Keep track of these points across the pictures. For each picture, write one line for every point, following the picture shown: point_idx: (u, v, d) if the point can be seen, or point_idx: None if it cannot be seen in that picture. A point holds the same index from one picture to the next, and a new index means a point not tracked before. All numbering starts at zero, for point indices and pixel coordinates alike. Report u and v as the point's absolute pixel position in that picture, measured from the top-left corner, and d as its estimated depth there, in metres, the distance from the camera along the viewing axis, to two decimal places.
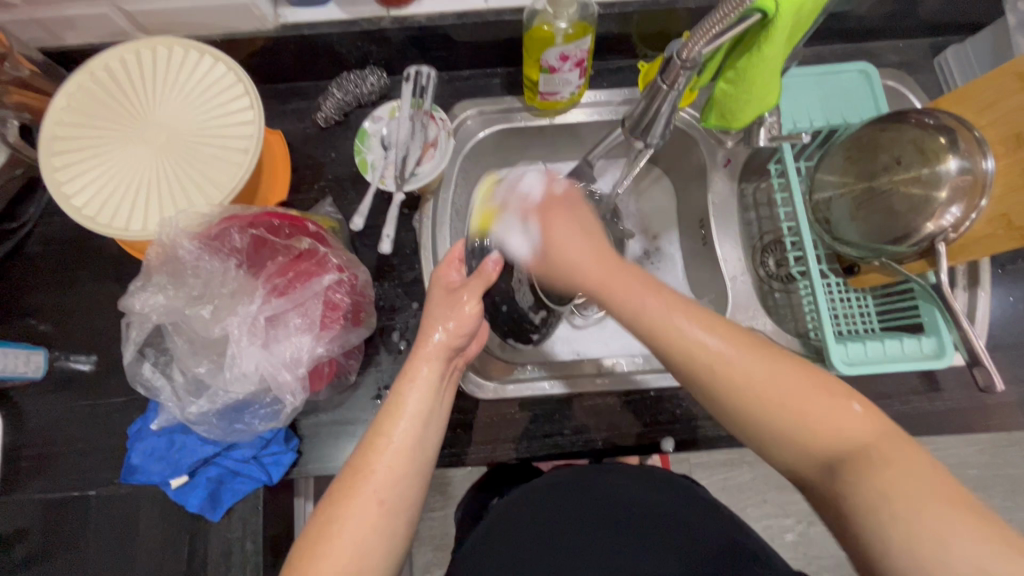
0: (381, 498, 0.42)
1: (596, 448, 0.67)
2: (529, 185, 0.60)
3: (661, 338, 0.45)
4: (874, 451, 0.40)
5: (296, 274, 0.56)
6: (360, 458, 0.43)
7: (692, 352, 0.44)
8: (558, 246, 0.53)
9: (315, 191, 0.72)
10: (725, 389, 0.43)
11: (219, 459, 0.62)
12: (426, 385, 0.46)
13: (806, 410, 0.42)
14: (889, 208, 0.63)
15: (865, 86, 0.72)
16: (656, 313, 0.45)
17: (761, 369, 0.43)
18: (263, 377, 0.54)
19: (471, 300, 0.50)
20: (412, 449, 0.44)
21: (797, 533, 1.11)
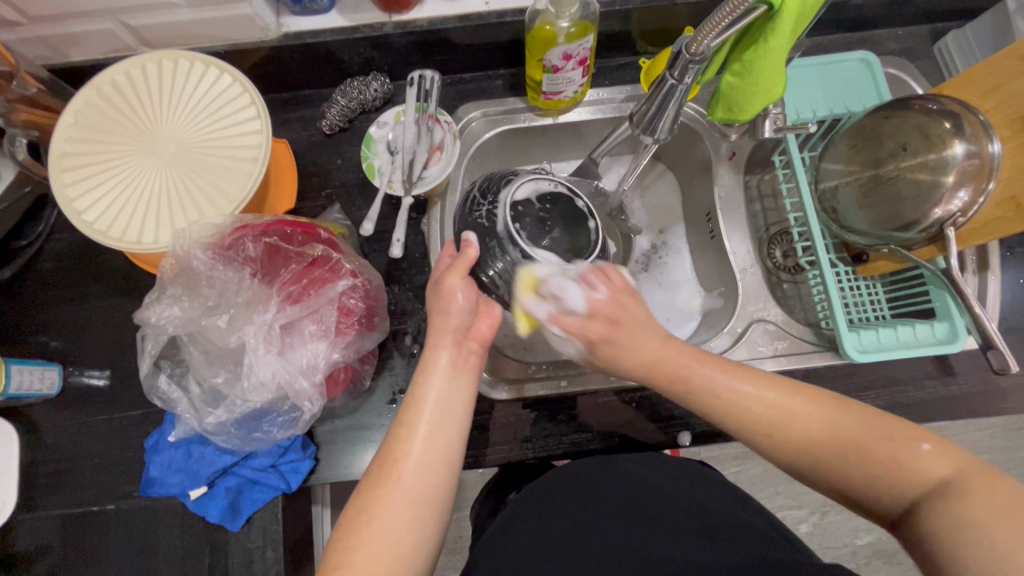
0: (412, 489, 0.42)
1: (613, 445, 0.67)
2: (573, 298, 0.51)
3: (715, 406, 0.47)
4: (952, 488, 0.39)
5: (310, 281, 0.56)
6: (387, 450, 0.43)
7: (752, 410, 0.46)
8: (607, 335, 0.51)
9: (323, 199, 0.72)
10: (789, 442, 0.45)
11: (237, 469, 0.62)
12: (447, 371, 0.46)
13: (874, 460, 0.42)
14: (896, 194, 0.63)
15: (866, 75, 0.73)
16: (712, 377, 0.47)
17: (818, 422, 0.44)
18: (280, 385, 0.54)
19: (456, 282, 0.48)
20: (439, 436, 0.44)
21: (812, 524, 1.11)
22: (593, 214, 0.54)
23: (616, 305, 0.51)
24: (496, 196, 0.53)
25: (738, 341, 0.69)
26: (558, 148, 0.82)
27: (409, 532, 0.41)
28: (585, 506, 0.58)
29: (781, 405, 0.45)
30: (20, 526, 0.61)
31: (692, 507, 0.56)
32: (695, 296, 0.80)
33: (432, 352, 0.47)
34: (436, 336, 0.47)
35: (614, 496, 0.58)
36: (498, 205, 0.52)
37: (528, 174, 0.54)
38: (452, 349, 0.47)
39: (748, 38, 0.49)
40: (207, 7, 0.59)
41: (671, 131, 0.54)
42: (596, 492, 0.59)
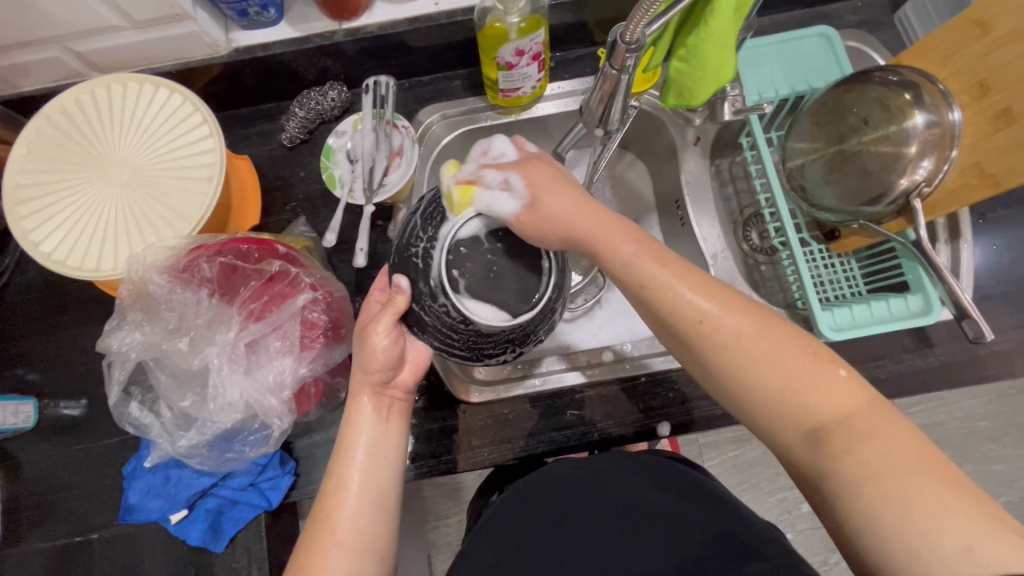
0: (350, 539, 0.42)
1: (594, 440, 0.67)
2: (499, 148, 0.50)
3: (648, 292, 0.45)
4: (852, 422, 0.40)
5: (272, 296, 0.56)
6: (323, 503, 0.44)
7: (684, 314, 0.44)
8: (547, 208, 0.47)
9: (288, 212, 0.71)
10: (714, 351, 0.44)
11: (216, 490, 0.62)
12: (373, 422, 0.47)
13: (789, 378, 0.42)
14: (862, 168, 0.63)
15: (826, 50, 0.72)
16: (656, 282, 0.45)
17: (751, 328, 0.43)
18: (249, 404, 0.54)
19: (381, 335, 0.46)
20: (374, 482, 0.45)
21: (812, 503, 1.11)
22: (549, 255, 0.46)
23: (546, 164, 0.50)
24: (435, 233, 0.45)
25: None
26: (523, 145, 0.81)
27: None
28: (552, 522, 0.56)
29: (716, 311, 0.44)
30: (4, 561, 0.61)
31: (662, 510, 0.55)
32: None
33: (356, 405, 0.47)
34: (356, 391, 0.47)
35: (583, 507, 0.57)
36: (436, 244, 0.44)
37: (479, 206, 0.45)
38: (373, 399, 0.47)
39: (692, 21, 0.49)
40: (152, 27, 0.59)
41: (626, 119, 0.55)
42: (563, 505, 0.57)
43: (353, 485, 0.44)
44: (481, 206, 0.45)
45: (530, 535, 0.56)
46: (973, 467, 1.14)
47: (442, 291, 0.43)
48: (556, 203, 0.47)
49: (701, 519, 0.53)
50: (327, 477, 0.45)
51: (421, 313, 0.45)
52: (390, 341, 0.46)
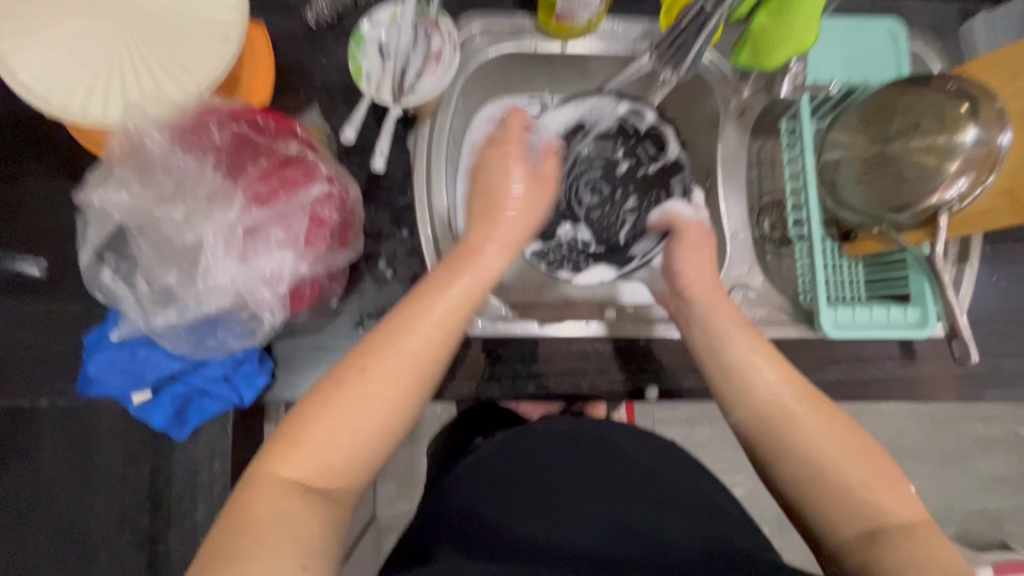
0: (408, 372, 0.45)
1: (582, 392, 0.66)
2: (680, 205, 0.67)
3: (735, 370, 0.53)
4: (912, 529, 0.43)
5: (281, 181, 0.50)
6: (402, 320, 0.47)
7: (759, 390, 0.51)
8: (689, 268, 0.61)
9: (301, 100, 0.66)
10: (775, 431, 0.49)
11: (185, 378, 0.59)
12: (476, 275, 0.51)
13: (867, 480, 0.46)
14: (898, 173, 0.62)
15: (889, 46, 0.70)
16: (737, 351, 0.53)
17: (818, 428, 0.48)
18: (239, 293, 0.50)
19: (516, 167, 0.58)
20: (446, 333, 0.47)
21: (746, 489, 1.18)
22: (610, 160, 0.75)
23: (701, 238, 0.63)
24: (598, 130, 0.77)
25: None
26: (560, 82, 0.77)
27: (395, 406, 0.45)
28: (543, 463, 0.54)
29: (802, 412, 0.49)
30: None
31: (656, 479, 0.54)
32: None
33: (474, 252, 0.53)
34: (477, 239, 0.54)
35: (583, 454, 0.55)
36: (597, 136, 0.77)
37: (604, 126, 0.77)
38: (469, 278, 0.50)
39: None
40: None
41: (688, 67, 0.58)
42: (566, 455, 0.54)
43: (431, 327, 0.47)
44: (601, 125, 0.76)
45: (522, 467, 0.53)
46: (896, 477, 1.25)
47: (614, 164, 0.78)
48: (695, 258, 0.61)
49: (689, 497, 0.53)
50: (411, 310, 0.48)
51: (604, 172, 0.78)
52: (523, 176, 0.58)
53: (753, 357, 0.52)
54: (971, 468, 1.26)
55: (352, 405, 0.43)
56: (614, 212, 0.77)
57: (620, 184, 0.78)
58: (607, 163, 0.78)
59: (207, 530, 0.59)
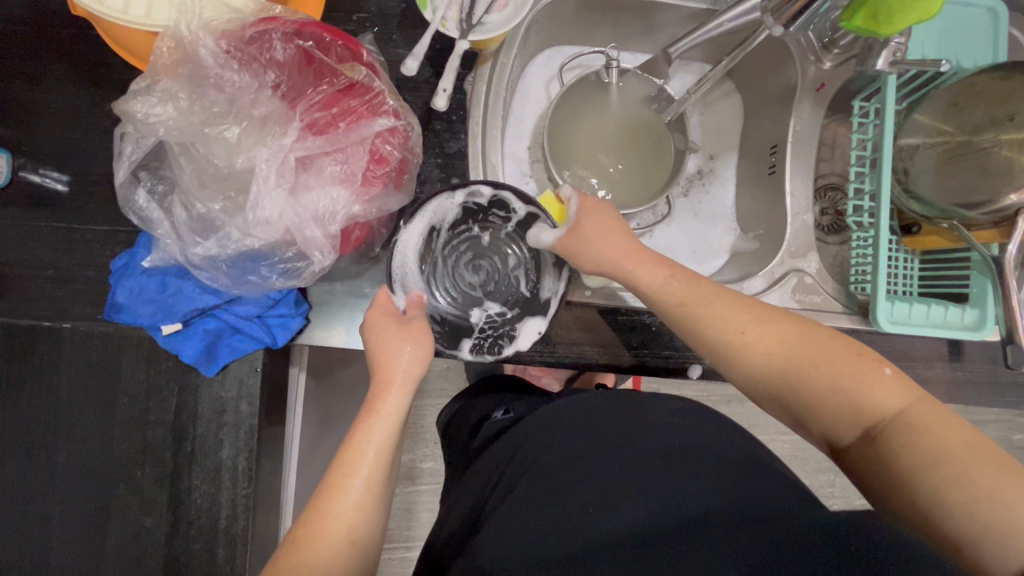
0: (345, 547, 0.40)
1: (624, 366, 0.62)
2: (568, 193, 0.55)
3: (670, 310, 0.49)
4: (909, 412, 0.40)
5: (343, 111, 0.46)
6: (323, 497, 0.41)
7: (718, 332, 0.47)
8: (593, 242, 0.52)
9: (354, 23, 0.60)
10: (737, 367, 0.47)
11: (218, 312, 0.56)
12: (394, 418, 0.44)
13: (839, 377, 0.42)
14: (981, 167, 0.59)
15: (989, 26, 0.65)
16: (677, 287, 0.49)
17: (777, 344, 0.46)
18: (287, 229, 0.47)
19: (403, 343, 0.46)
20: (375, 494, 0.41)
21: None
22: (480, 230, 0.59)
23: (598, 209, 0.54)
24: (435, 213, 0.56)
25: (771, 287, 0.66)
26: (626, 32, 0.72)
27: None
28: (547, 458, 0.52)
29: (752, 331, 0.46)
30: None
31: (673, 438, 0.51)
32: (728, 234, 0.76)
33: (386, 387, 0.45)
34: (378, 383, 0.45)
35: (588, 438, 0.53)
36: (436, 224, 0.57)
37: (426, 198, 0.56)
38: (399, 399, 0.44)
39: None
40: None
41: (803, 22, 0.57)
42: (573, 445, 0.53)
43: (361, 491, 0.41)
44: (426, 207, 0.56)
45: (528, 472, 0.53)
46: None
47: (466, 224, 0.58)
48: (593, 250, 0.52)
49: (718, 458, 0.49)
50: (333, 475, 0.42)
51: (468, 238, 0.58)
52: (413, 351, 0.46)
53: (684, 300, 0.48)
54: None
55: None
56: (503, 279, 0.59)
57: (495, 252, 0.59)
58: (468, 242, 0.58)
59: (231, 470, 0.58)
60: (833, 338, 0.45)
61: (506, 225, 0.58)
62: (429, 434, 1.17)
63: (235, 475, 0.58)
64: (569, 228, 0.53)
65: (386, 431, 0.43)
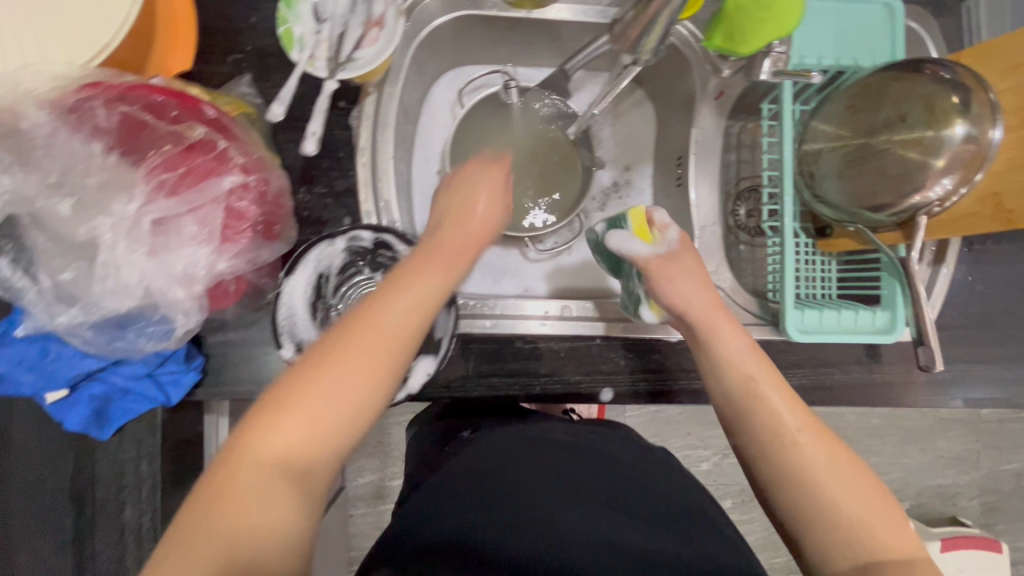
0: (347, 406, 0.39)
1: (533, 393, 0.61)
2: (661, 217, 0.54)
3: (730, 380, 0.49)
4: (912, 566, 0.40)
5: (192, 169, 0.44)
6: (254, 435, 0.37)
7: (769, 412, 0.47)
8: (669, 279, 0.52)
9: (230, 65, 0.59)
10: (770, 457, 0.46)
11: (105, 375, 0.54)
12: (372, 343, 0.40)
13: (867, 509, 0.42)
14: (881, 169, 0.58)
15: (886, 22, 0.63)
16: (737, 356, 0.50)
17: (827, 461, 0.44)
18: (148, 292, 0.45)
19: (400, 292, 0.43)
20: (404, 341, 0.41)
21: (711, 463, 1.24)
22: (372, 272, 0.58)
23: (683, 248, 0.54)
24: (319, 261, 0.56)
25: None
26: (525, 49, 0.71)
27: (336, 423, 0.39)
28: (512, 470, 0.50)
29: (805, 439, 0.45)
30: None
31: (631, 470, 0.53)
32: None
33: (422, 268, 0.45)
34: (448, 250, 0.48)
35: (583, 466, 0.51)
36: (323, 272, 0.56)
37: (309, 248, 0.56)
38: (383, 338, 0.41)
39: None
40: None
41: (653, 53, 0.52)
42: (546, 456, 0.52)
43: (400, 313, 0.41)
44: (310, 256, 0.56)
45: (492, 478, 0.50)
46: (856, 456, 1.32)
47: (355, 268, 0.58)
48: (682, 286, 0.53)
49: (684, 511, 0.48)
50: (373, 299, 0.42)
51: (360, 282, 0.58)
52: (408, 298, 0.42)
53: (760, 377, 0.48)
54: (929, 447, 1.35)
55: (279, 479, 0.37)
56: None
57: None
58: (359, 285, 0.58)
59: (135, 533, 0.57)
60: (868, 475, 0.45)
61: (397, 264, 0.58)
62: (391, 454, 1.17)
63: (140, 537, 0.57)
64: (660, 254, 0.53)
65: (432, 285, 0.44)
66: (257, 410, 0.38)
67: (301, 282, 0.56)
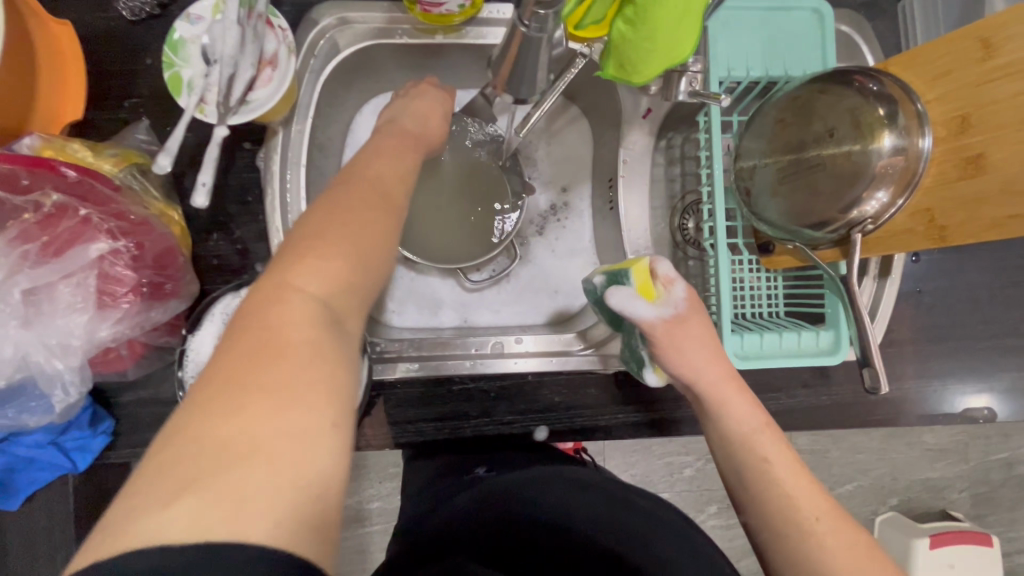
0: (314, 365, 0.29)
1: (463, 436, 0.59)
2: (664, 269, 0.47)
3: (745, 459, 0.46)
4: None
5: (55, 237, 0.41)
6: (221, 394, 0.27)
7: (783, 492, 0.44)
8: (676, 341, 0.47)
9: (126, 111, 0.56)
10: (789, 534, 0.43)
11: (5, 447, 0.51)
12: (329, 269, 0.33)
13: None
14: (813, 186, 0.55)
15: (816, 30, 0.61)
16: (748, 425, 0.47)
17: (846, 552, 0.42)
18: (25, 366, 0.43)
19: (338, 224, 0.35)
20: (348, 286, 0.33)
21: (696, 469, 1.09)
22: None
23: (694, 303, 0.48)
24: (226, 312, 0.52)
25: None
26: (448, 72, 0.68)
27: (310, 389, 0.28)
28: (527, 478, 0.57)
29: (824, 529, 0.42)
30: None
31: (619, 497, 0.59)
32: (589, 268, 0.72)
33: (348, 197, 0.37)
34: (370, 188, 0.38)
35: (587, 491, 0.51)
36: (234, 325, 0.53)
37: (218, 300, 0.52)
38: (337, 260, 0.33)
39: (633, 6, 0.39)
40: None
41: (541, 92, 0.46)
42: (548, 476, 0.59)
43: (318, 279, 0.32)
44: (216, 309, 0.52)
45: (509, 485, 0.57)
46: (838, 454, 1.21)
47: None
48: (691, 354, 0.48)
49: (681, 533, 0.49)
50: (285, 258, 0.33)
51: None
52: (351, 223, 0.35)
53: (774, 460, 0.45)
54: (916, 441, 1.24)
55: (260, 470, 0.25)
56: None
57: None
58: None
59: None
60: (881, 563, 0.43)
61: None
62: None
63: None
64: (673, 315, 0.47)
65: (374, 220, 0.36)
66: (177, 434, 0.26)
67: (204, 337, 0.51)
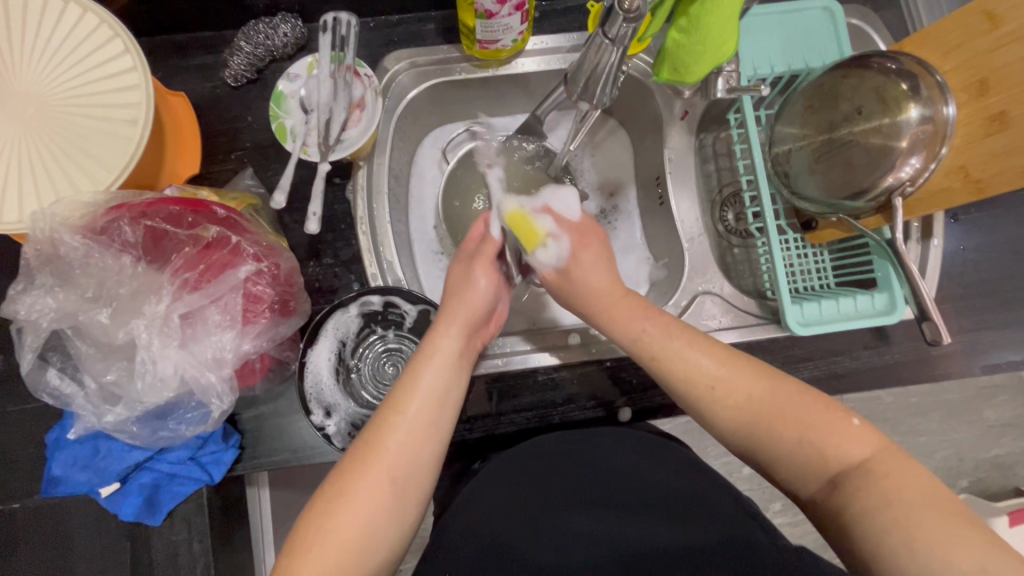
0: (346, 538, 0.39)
1: (553, 423, 0.64)
2: (565, 205, 0.57)
3: (644, 350, 0.50)
4: (871, 467, 0.40)
5: (211, 264, 0.50)
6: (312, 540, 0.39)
7: (691, 373, 0.47)
8: (577, 277, 0.54)
9: (234, 162, 0.64)
10: (715, 407, 0.46)
11: (151, 464, 0.58)
12: (401, 438, 0.42)
13: (807, 430, 0.42)
14: (848, 160, 0.60)
15: (828, 25, 0.68)
16: (654, 337, 0.50)
17: (750, 394, 0.45)
18: (185, 380, 0.49)
19: (422, 372, 0.45)
20: (415, 455, 0.42)
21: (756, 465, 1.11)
22: (386, 328, 0.62)
23: (585, 229, 0.56)
24: (335, 326, 0.60)
25: (682, 315, 0.68)
26: (498, 100, 0.75)
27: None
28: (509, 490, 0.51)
29: (720, 374, 0.46)
30: None
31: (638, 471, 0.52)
32: (644, 264, 0.77)
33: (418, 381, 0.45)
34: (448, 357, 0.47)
35: (579, 468, 0.52)
36: (346, 337, 0.61)
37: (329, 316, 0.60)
38: (405, 431, 0.42)
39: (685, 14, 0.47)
40: None
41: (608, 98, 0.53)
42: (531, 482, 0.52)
43: (397, 448, 0.42)
44: (332, 324, 0.60)
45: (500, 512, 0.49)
46: (899, 439, 1.20)
47: (373, 329, 0.62)
48: (584, 278, 0.54)
49: (689, 479, 0.52)
50: (376, 428, 0.43)
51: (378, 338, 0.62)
52: (421, 389, 0.44)
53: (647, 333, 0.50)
54: (978, 419, 1.22)
55: None
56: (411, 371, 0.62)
57: (402, 347, 0.62)
58: (376, 345, 0.62)
59: None
60: (802, 394, 0.44)
61: (408, 320, 0.62)
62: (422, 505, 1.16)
63: None
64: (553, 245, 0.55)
65: (443, 398, 0.45)
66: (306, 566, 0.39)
67: (323, 349, 0.59)
